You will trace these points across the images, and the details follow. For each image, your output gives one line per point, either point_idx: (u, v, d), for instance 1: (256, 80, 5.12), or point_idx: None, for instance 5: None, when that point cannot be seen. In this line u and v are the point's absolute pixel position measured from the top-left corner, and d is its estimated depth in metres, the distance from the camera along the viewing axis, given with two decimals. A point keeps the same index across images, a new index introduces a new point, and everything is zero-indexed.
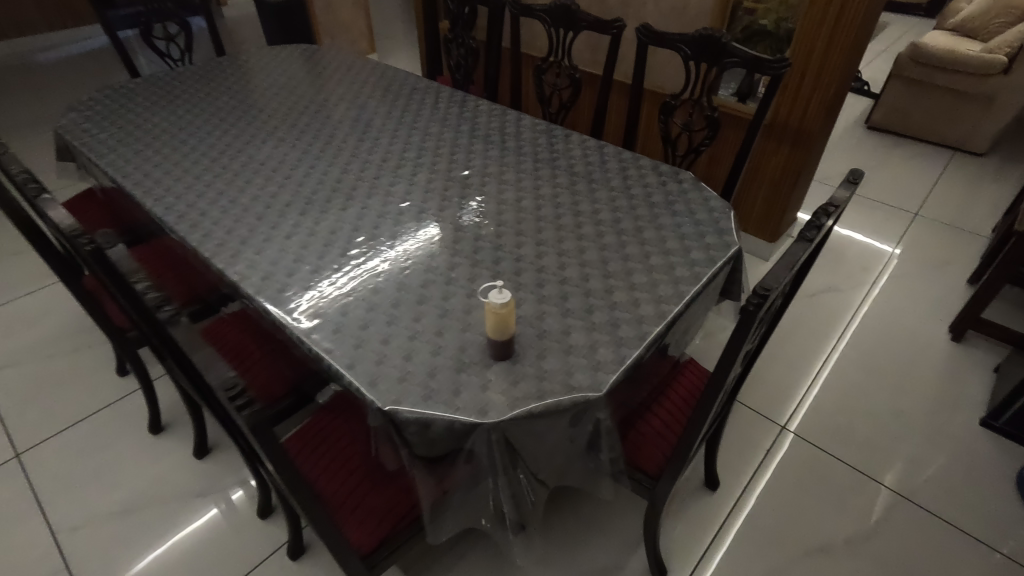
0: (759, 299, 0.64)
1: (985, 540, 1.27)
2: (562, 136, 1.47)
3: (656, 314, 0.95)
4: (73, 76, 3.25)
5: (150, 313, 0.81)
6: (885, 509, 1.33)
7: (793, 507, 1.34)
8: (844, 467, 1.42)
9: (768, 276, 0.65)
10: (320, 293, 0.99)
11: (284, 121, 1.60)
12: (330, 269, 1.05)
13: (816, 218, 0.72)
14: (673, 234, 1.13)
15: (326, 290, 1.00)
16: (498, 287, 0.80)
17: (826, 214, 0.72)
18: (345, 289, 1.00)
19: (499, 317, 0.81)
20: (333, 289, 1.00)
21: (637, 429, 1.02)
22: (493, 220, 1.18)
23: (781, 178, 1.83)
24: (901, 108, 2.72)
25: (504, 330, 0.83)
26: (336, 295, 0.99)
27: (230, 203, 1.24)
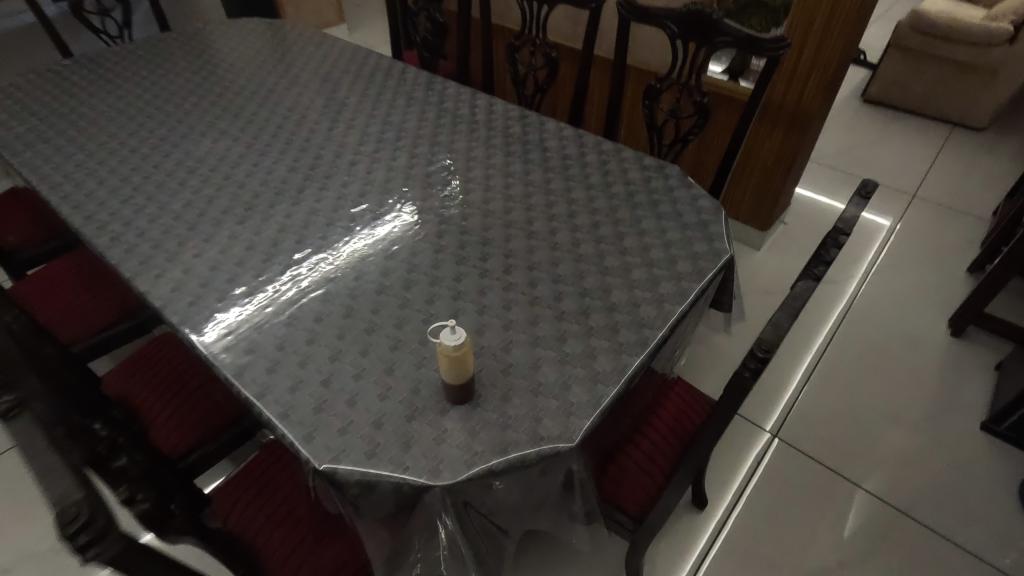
0: (757, 361, 0.53)
1: (985, 557, 1.21)
2: (537, 123, 1.32)
3: (637, 341, 0.84)
4: None
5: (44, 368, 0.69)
6: (881, 524, 1.26)
7: (779, 521, 1.27)
8: (837, 477, 1.34)
9: (769, 329, 0.53)
10: (254, 321, 0.87)
11: (227, 107, 1.44)
12: (268, 291, 0.92)
13: (824, 248, 0.60)
14: (657, 242, 1.00)
15: (263, 318, 0.87)
16: (451, 325, 0.68)
17: (836, 244, 0.60)
18: (284, 316, 0.87)
19: (455, 360, 0.69)
20: (271, 316, 0.88)
21: (617, 462, 0.92)
22: (456, 225, 1.04)
23: (774, 163, 1.71)
24: (898, 80, 2.58)
25: (462, 374, 0.71)
26: (273, 324, 0.86)
27: (160, 210, 1.09)
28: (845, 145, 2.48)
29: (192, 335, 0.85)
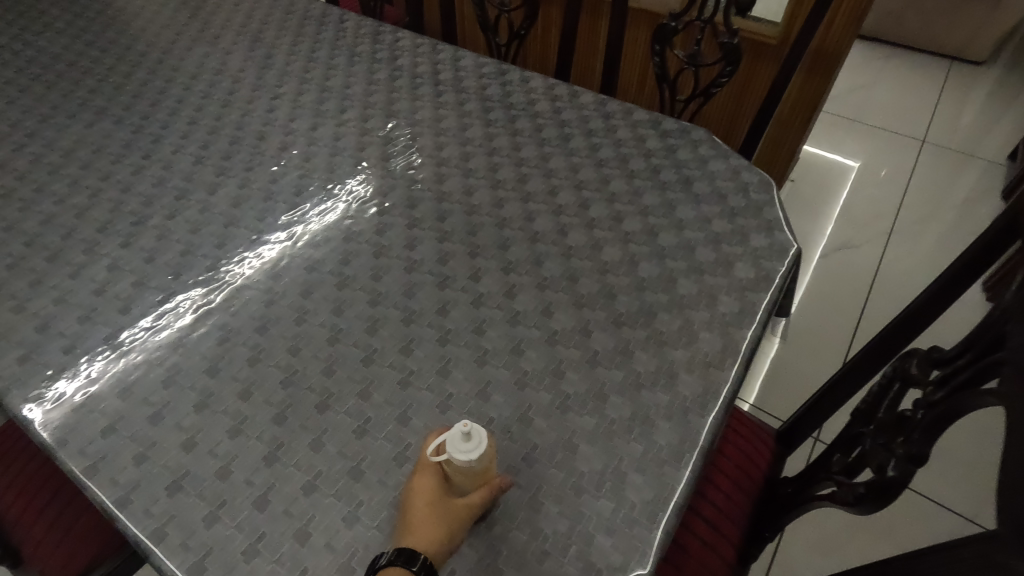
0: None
1: None
2: (521, 74, 1.01)
3: (703, 392, 0.60)
4: None
5: None
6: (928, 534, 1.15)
7: (815, 538, 1.15)
8: None
9: None
10: (149, 405, 0.59)
11: (103, 69, 1.07)
12: (165, 352, 0.63)
13: None
14: (702, 237, 0.75)
15: (162, 399, 0.59)
16: (463, 427, 0.47)
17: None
18: (197, 392, 0.60)
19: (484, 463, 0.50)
20: (173, 395, 0.60)
21: (675, 540, 0.68)
22: (431, 229, 0.76)
23: (792, 114, 1.47)
24: (893, 10, 2.36)
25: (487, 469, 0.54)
26: (177, 409, 0.59)
27: (3, 232, 0.76)
28: (842, 86, 2.26)
29: (59, 436, 0.57)
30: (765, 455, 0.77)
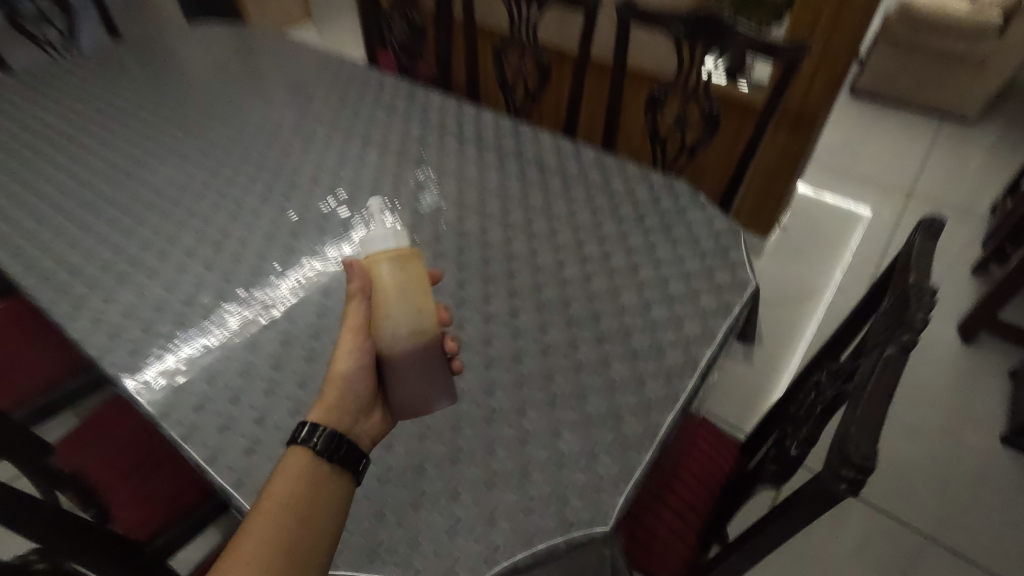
0: (847, 482, 0.41)
1: None
2: (533, 134, 1.20)
3: (666, 396, 0.75)
4: None
5: None
6: (901, 546, 1.22)
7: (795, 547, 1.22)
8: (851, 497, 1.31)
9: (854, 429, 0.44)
10: (228, 388, 0.76)
11: (187, 123, 1.28)
12: (240, 349, 0.80)
13: (906, 306, 0.51)
14: (675, 272, 0.91)
15: (237, 384, 0.76)
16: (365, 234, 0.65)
17: (926, 308, 0.49)
18: (266, 379, 0.77)
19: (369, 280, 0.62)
20: (245, 381, 0.76)
21: (643, 523, 0.82)
22: (453, 260, 0.93)
23: (780, 166, 1.65)
24: (886, 72, 2.55)
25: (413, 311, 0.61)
26: (248, 394, 0.75)
27: (113, 254, 0.95)
28: (837, 140, 2.43)
29: (162, 408, 0.74)
30: (729, 459, 0.90)
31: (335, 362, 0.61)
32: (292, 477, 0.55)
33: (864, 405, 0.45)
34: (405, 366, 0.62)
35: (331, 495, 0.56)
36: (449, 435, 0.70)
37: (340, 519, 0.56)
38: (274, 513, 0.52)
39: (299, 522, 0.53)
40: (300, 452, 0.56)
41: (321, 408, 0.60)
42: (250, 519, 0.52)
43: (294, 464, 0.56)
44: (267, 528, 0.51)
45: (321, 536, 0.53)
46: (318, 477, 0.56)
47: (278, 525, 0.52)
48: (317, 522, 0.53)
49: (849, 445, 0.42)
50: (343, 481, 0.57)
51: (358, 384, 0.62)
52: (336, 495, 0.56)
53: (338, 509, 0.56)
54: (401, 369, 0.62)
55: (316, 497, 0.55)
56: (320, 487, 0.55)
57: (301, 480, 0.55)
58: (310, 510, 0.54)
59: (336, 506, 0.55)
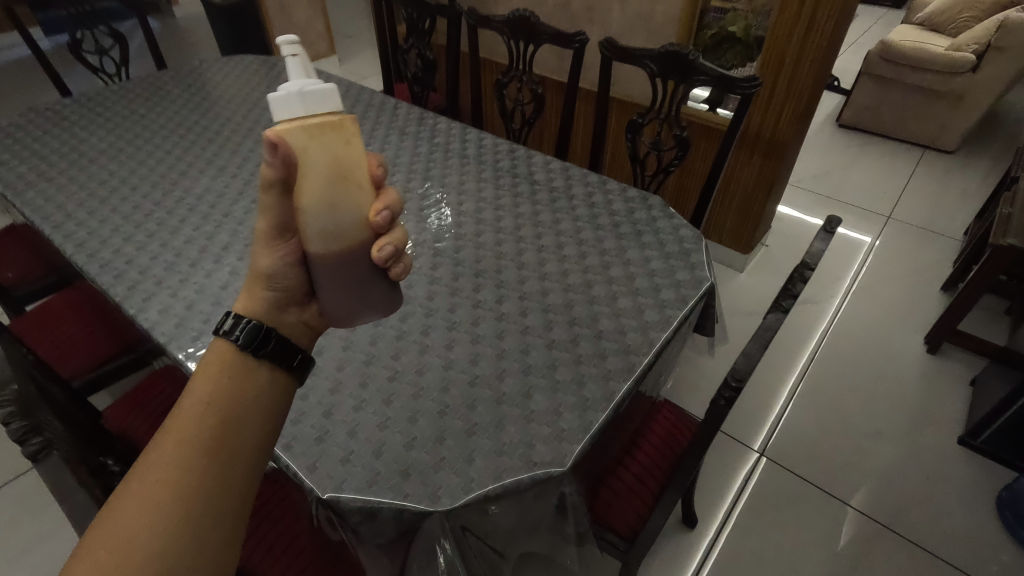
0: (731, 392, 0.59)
1: (953, 561, 1.32)
2: (526, 154, 1.37)
3: (624, 368, 0.88)
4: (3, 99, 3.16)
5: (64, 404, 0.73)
6: (855, 530, 1.38)
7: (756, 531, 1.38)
8: (814, 488, 1.47)
9: (740, 362, 0.59)
10: None
11: (225, 142, 1.47)
12: None
13: (792, 283, 0.69)
14: (641, 271, 1.05)
15: None
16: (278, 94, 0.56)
17: (802, 280, 0.69)
18: None
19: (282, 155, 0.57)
20: None
21: (608, 486, 0.94)
22: (449, 257, 1.08)
23: (754, 189, 1.80)
24: (870, 105, 2.72)
25: (331, 207, 0.59)
26: None
27: (161, 248, 1.12)
28: (823, 168, 2.59)
29: None
30: (688, 434, 1.01)
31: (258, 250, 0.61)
32: (217, 374, 0.53)
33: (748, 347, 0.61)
34: (326, 267, 0.62)
35: (256, 392, 0.54)
36: (439, 395, 0.84)
37: (272, 413, 0.55)
38: (196, 409, 0.50)
39: (226, 418, 0.51)
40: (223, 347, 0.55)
41: (246, 298, 0.61)
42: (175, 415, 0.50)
43: (217, 361, 0.54)
44: (192, 422, 0.49)
45: (253, 432, 0.52)
46: (244, 374, 0.54)
47: (203, 420, 0.50)
48: (246, 418, 0.52)
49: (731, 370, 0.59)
50: (274, 377, 0.56)
51: (286, 276, 0.63)
52: (267, 392, 0.55)
53: (270, 404, 0.55)
54: (324, 272, 0.62)
55: (243, 394, 0.53)
56: (246, 382, 0.54)
57: (226, 375, 0.53)
58: (238, 406, 0.52)
59: (267, 402, 0.55)
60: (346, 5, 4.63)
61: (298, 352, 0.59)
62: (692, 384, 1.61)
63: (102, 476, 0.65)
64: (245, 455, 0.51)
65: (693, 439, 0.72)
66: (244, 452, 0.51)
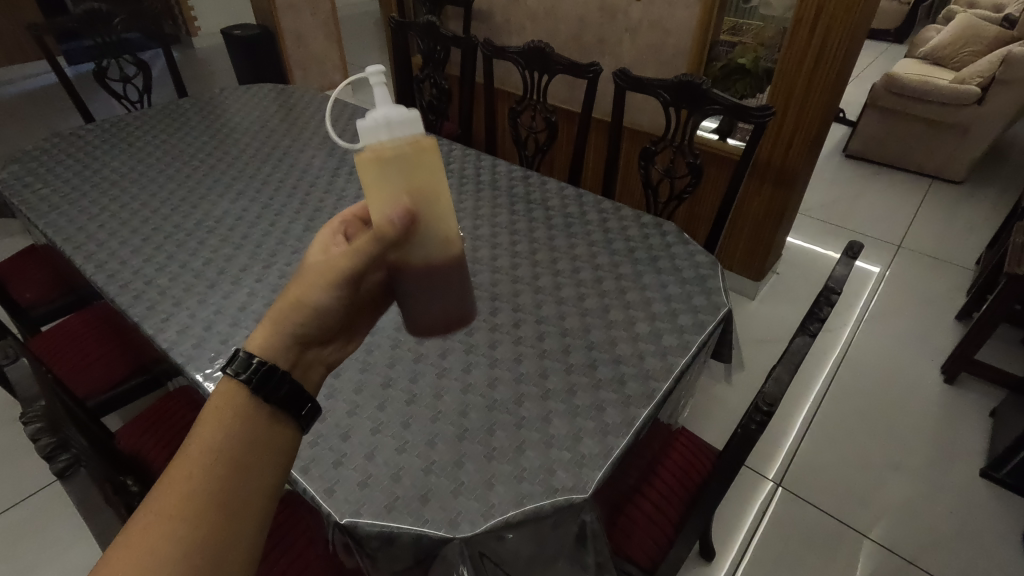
0: (764, 414, 0.59)
1: None
2: (540, 181, 1.39)
3: (644, 393, 0.87)
4: (25, 124, 3.25)
5: (85, 428, 0.73)
6: (877, 564, 1.34)
7: (775, 564, 1.34)
8: (832, 520, 1.43)
9: (770, 387, 0.59)
10: None
11: (244, 167, 1.49)
12: None
13: (817, 309, 0.70)
14: (658, 295, 1.05)
15: None
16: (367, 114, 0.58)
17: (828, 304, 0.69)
18: None
19: (379, 186, 0.60)
20: None
21: (626, 514, 0.92)
22: (466, 282, 1.08)
23: (765, 217, 1.81)
24: (876, 136, 2.76)
25: (440, 225, 0.65)
26: None
27: (180, 269, 1.13)
28: (830, 197, 2.61)
29: (217, 391, 0.87)
30: (707, 464, 1.00)
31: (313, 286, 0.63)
32: (221, 418, 0.53)
33: (777, 373, 0.61)
34: (425, 282, 0.68)
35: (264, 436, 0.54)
36: (458, 419, 0.83)
37: (277, 459, 0.54)
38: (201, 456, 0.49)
39: (230, 464, 0.50)
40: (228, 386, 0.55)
41: (275, 336, 0.61)
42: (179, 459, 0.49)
43: (223, 402, 0.54)
44: (198, 471, 0.49)
45: (258, 486, 0.51)
46: (251, 417, 0.54)
47: (208, 467, 0.49)
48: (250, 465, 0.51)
49: (761, 397, 0.60)
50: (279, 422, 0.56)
51: (328, 312, 0.65)
52: (273, 438, 0.55)
53: (276, 450, 0.55)
54: (421, 287, 0.69)
55: (248, 440, 0.53)
56: (252, 426, 0.54)
57: (231, 418, 0.53)
58: (243, 453, 0.52)
59: (271, 447, 0.54)
60: (361, 38, 4.77)
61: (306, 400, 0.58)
62: (706, 412, 1.59)
63: (121, 497, 0.64)
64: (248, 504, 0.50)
65: (716, 467, 0.71)
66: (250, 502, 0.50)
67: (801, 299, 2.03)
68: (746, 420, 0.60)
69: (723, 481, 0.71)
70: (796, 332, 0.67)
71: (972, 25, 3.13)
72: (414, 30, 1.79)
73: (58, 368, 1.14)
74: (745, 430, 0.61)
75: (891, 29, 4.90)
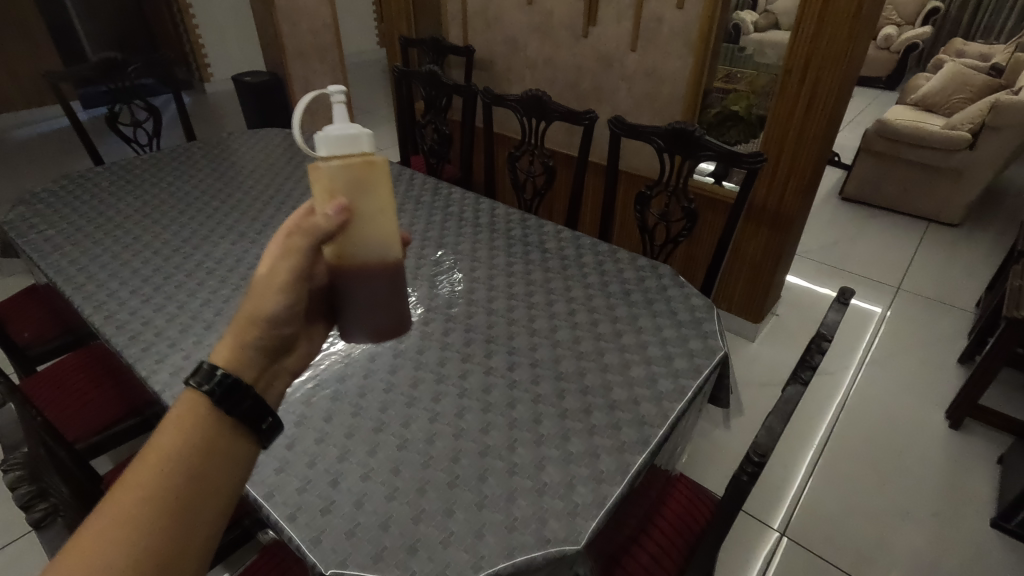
0: (754, 464, 0.58)
1: None
2: (537, 224, 1.41)
3: (639, 439, 0.86)
4: (37, 165, 3.34)
5: (68, 474, 0.72)
6: None
7: None
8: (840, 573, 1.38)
9: (762, 436, 0.59)
10: None
11: (246, 209, 1.52)
12: None
13: (809, 356, 0.70)
14: (653, 338, 1.05)
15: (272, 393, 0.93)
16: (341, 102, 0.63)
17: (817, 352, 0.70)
18: (299, 390, 0.93)
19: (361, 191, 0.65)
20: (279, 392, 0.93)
21: (623, 565, 0.90)
22: (462, 324, 1.08)
23: (762, 259, 1.82)
24: (871, 179, 2.80)
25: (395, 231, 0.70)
26: (287, 397, 0.92)
27: (178, 309, 1.14)
28: (827, 239, 2.63)
29: None
30: (705, 512, 0.97)
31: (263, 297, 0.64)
32: (184, 427, 0.55)
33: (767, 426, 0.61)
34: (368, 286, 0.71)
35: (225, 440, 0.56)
36: (449, 465, 0.82)
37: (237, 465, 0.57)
38: (148, 476, 0.50)
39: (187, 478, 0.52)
40: (192, 397, 0.56)
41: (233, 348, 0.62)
42: (126, 476, 0.51)
43: (187, 411, 0.55)
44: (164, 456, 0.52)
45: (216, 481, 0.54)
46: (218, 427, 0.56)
47: (166, 481, 0.51)
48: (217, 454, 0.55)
49: (751, 449, 0.59)
50: (244, 434, 0.58)
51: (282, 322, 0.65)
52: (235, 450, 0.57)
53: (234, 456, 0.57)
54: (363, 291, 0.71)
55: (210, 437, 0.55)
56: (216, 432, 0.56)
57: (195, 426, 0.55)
58: (203, 466, 0.53)
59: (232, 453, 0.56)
60: (369, 84, 4.94)
61: (268, 413, 0.59)
62: (707, 457, 1.56)
63: None
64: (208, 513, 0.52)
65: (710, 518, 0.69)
66: (208, 513, 0.52)
67: (801, 340, 2.01)
68: (737, 470, 0.60)
69: (717, 534, 0.69)
70: (788, 379, 0.67)
71: (961, 72, 3.23)
72: (417, 78, 1.85)
73: (48, 409, 1.13)
74: (736, 481, 0.60)
75: (882, 76, 5.06)
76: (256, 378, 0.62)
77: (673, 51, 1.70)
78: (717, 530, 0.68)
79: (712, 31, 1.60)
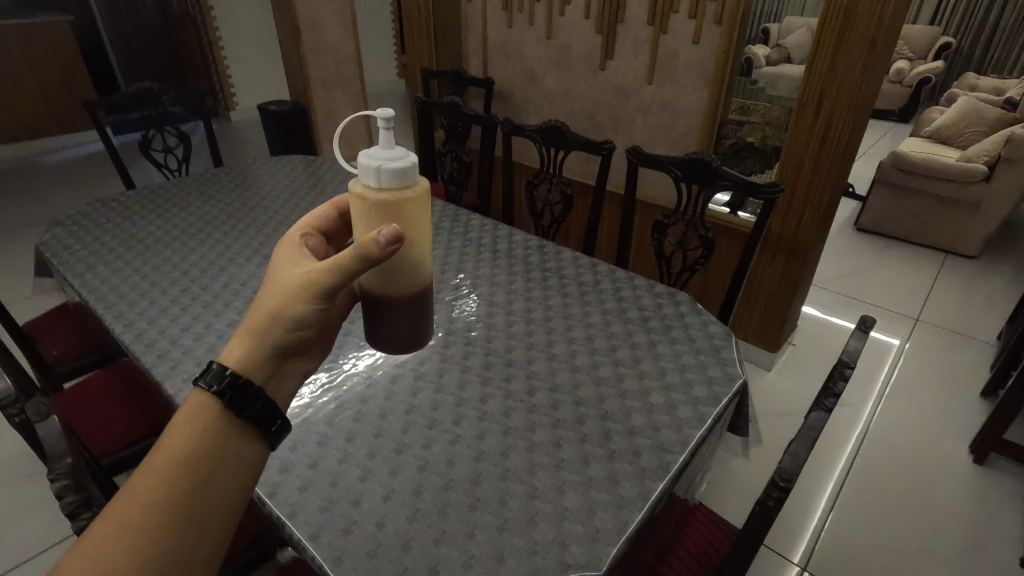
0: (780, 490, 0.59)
1: None
2: (554, 250, 1.43)
3: (659, 466, 0.86)
4: (68, 189, 3.45)
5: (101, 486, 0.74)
6: None
7: None
8: None
9: (788, 462, 0.59)
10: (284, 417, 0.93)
11: (271, 233, 1.56)
12: (299, 396, 0.97)
13: (832, 383, 0.70)
14: (672, 365, 1.05)
15: (294, 412, 0.94)
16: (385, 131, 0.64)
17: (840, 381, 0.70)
18: (321, 410, 0.95)
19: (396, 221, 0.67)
20: (302, 412, 0.94)
21: None
22: (482, 348, 1.09)
23: (779, 288, 1.82)
24: (887, 211, 2.81)
25: (422, 266, 0.73)
26: (309, 418, 0.93)
27: (204, 329, 1.16)
28: (843, 269, 2.63)
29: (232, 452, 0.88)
30: (726, 543, 0.96)
31: (294, 297, 0.63)
32: (190, 428, 0.57)
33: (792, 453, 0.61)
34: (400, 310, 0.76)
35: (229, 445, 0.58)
36: (470, 488, 0.82)
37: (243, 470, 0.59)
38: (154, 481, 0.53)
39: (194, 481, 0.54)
40: (201, 398, 0.58)
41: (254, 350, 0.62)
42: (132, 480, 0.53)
43: (194, 412, 0.58)
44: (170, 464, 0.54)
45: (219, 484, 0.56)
46: (224, 433, 0.58)
47: (171, 485, 0.53)
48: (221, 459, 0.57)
49: (776, 475, 0.59)
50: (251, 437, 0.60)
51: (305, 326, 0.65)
52: (242, 453, 0.59)
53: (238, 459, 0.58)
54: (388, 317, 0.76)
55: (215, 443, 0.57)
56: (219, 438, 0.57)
57: (201, 433, 0.57)
58: (205, 471, 0.55)
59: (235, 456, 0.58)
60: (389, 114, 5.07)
61: (275, 417, 0.61)
62: (724, 488, 1.54)
63: None
64: (212, 515, 0.54)
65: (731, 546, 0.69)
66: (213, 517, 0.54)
67: (819, 370, 2.00)
68: (764, 496, 0.60)
69: (740, 564, 0.69)
70: (811, 407, 0.67)
71: (976, 106, 3.25)
72: (438, 109, 1.90)
73: (76, 423, 1.16)
74: (762, 507, 0.60)
75: (896, 108, 5.10)
76: (266, 378, 0.63)
77: (689, 84, 1.74)
78: (739, 558, 0.68)
79: (728, 66, 1.65)
